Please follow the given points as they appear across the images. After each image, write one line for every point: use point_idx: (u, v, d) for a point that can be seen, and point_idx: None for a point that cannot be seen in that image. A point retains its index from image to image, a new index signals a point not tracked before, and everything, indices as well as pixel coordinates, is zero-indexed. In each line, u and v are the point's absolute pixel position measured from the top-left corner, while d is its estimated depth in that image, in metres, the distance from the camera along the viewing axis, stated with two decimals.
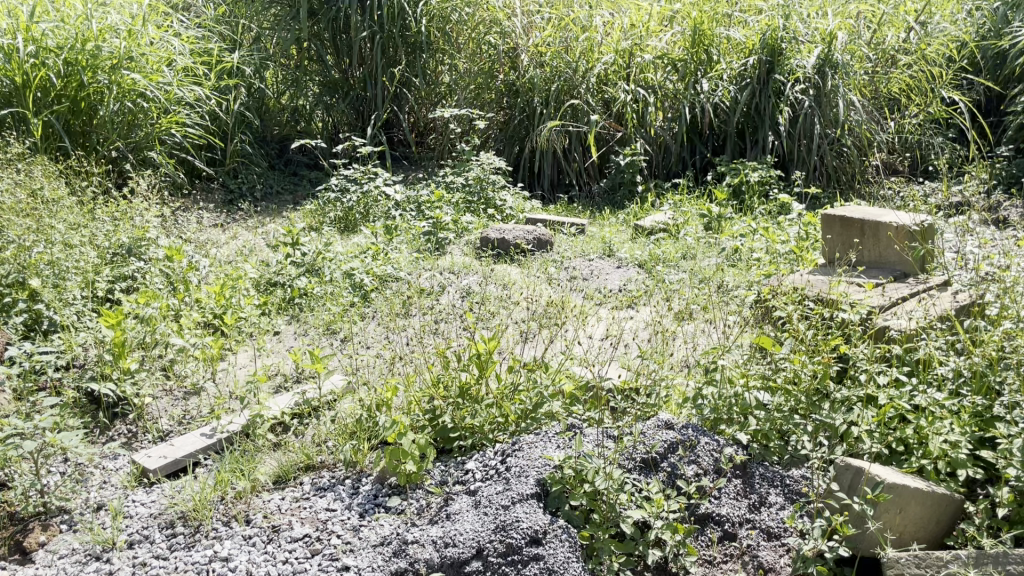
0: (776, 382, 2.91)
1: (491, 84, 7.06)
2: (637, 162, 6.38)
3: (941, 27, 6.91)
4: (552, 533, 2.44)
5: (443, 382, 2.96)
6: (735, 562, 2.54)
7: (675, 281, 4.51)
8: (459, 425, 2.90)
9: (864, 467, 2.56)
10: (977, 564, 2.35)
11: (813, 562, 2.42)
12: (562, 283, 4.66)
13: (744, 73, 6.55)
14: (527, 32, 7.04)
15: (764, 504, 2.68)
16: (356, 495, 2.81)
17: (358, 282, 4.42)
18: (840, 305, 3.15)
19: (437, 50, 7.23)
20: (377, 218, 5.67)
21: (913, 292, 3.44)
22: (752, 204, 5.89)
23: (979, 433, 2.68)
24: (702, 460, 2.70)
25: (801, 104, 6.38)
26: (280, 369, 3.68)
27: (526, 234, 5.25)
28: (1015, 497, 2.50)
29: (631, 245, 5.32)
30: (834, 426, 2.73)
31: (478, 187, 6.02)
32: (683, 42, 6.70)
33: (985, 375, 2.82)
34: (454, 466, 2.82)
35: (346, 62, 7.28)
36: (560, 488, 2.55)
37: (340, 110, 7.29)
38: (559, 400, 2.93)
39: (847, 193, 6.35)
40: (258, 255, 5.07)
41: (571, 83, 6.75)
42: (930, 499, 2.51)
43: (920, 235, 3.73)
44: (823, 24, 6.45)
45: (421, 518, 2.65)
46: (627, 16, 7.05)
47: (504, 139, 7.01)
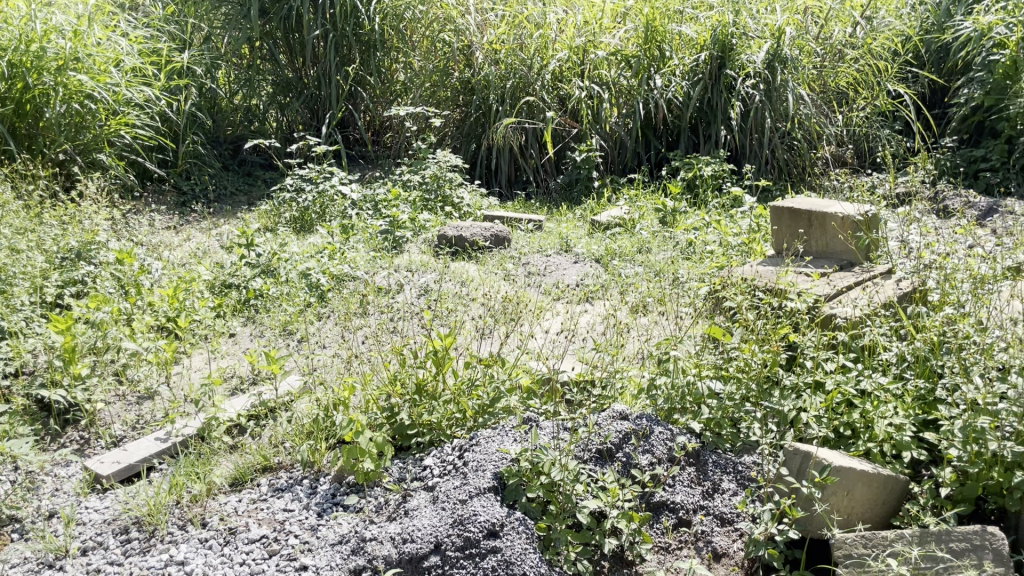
0: (728, 371, 2.98)
1: (446, 82, 7.06)
2: (593, 158, 6.44)
3: (886, 21, 7.07)
4: (509, 525, 2.45)
5: (400, 379, 2.98)
6: (689, 548, 2.59)
7: (630, 275, 4.58)
8: (417, 421, 2.92)
9: (811, 452, 2.64)
10: (921, 542, 2.43)
11: (764, 546, 2.49)
12: (519, 279, 4.72)
13: (696, 68, 6.62)
14: (482, 29, 7.10)
15: (717, 491, 2.73)
16: (314, 495, 2.81)
17: (315, 282, 4.40)
18: (788, 295, 3.23)
19: (391, 48, 7.20)
20: (332, 218, 5.64)
21: (858, 280, 3.52)
22: (706, 197, 5.97)
23: (922, 416, 2.78)
24: (656, 449, 2.74)
25: (751, 98, 6.50)
26: (236, 372, 3.66)
27: (484, 232, 5.25)
28: (957, 476, 2.60)
29: (587, 240, 5.36)
30: (783, 413, 2.83)
31: (434, 185, 6.00)
32: (636, 39, 6.80)
33: (927, 359, 2.91)
34: (413, 462, 2.84)
35: (299, 61, 7.24)
36: (516, 481, 2.57)
37: (294, 109, 7.26)
38: (516, 394, 2.95)
39: (798, 185, 6.46)
40: (212, 256, 5.02)
41: (526, 80, 6.78)
42: (876, 481, 2.59)
43: (864, 225, 3.78)
44: (772, 20, 6.56)
45: (379, 516, 2.66)
46: (581, 13, 7.09)
47: (461, 136, 7.01)
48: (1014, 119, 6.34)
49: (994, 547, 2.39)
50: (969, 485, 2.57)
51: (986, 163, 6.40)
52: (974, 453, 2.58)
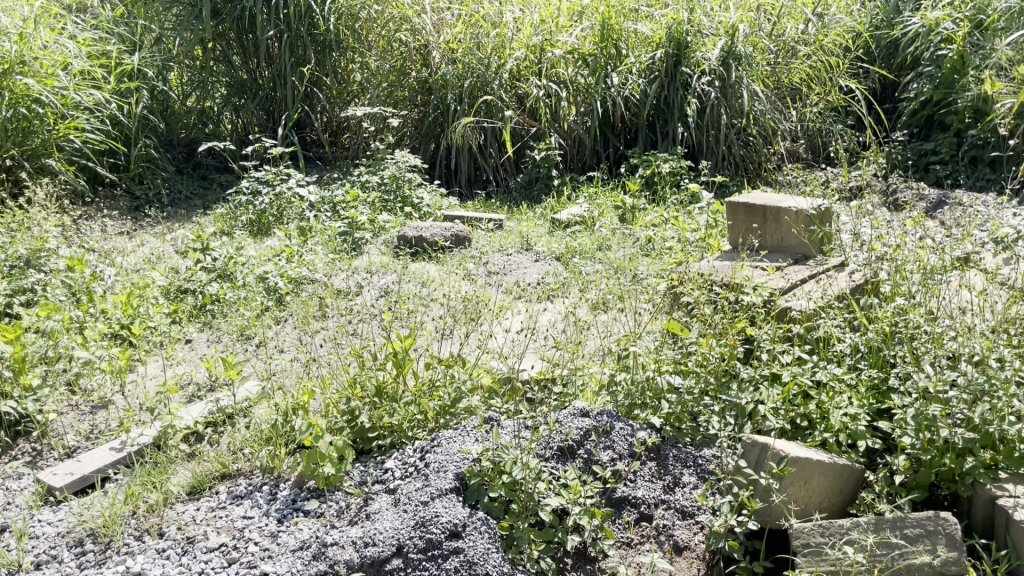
0: (687, 366, 3.01)
1: (403, 82, 7.02)
2: (552, 156, 6.47)
3: (837, 18, 7.17)
4: (471, 525, 2.44)
5: (360, 382, 2.97)
6: (651, 542, 2.62)
7: (591, 272, 4.60)
8: (377, 424, 2.89)
9: (769, 443, 2.67)
10: (876, 529, 2.47)
11: (724, 537, 2.52)
12: (480, 278, 4.72)
13: (652, 66, 6.67)
14: (438, 29, 7.08)
15: (678, 485, 2.76)
16: (273, 501, 2.77)
17: (272, 286, 4.33)
18: (744, 289, 3.29)
19: (347, 48, 7.15)
20: (290, 220, 5.58)
21: (812, 274, 3.57)
22: (664, 194, 6.01)
23: (876, 405, 2.83)
24: (617, 445, 2.77)
25: (707, 95, 6.55)
26: (192, 379, 3.61)
27: (444, 232, 5.24)
28: (910, 464, 2.65)
29: (547, 238, 5.37)
30: (740, 406, 2.88)
31: (393, 185, 5.96)
32: (592, 37, 6.82)
33: (880, 349, 2.96)
34: (373, 465, 2.81)
35: (253, 62, 7.15)
36: (478, 481, 2.57)
37: (249, 111, 7.17)
38: (478, 394, 2.95)
39: (754, 181, 6.54)
40: (167, 262, 4.95)
41: (484, 79, 6.77)
42: (832, 470, 2.63)
43: (817, 219, 3.87)
44: (725, 17, 6.63)
45: (340, 520, 2.64)
46: (537, 12, 7.09)
47: (420, 136, 6.97)
48: (962, 113, 6.49)
49: (948, 532, 2.43)
50: (923, 472, 2.63)
51: (935, 156, 6.54)
52: (927, 440, 2.63)
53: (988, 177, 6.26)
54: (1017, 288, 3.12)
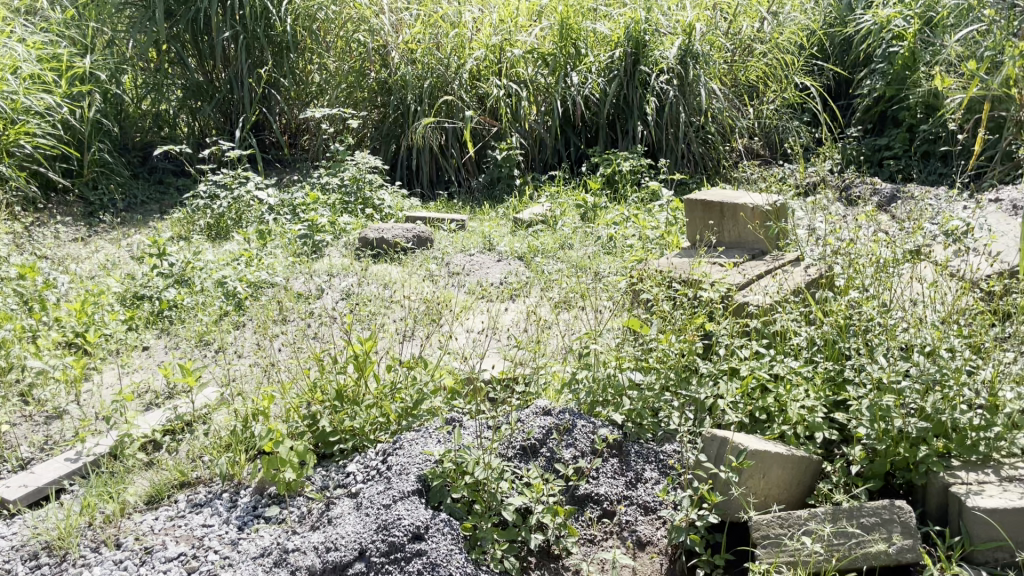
0: (649, 362, 3.02)
1: (362, 83, 6.98)
2: (513, 156, 6.45)
3: (791, 16, 7.27)
4: (434, 527, 2.44)
5: (320, 386, 2.94)
6: (614, 538, 2.65)
7: (553, 271, 4.60)
8: (338, 428, 2.87)
9: (728, 437, 2.70)
10: (833, 519, 2.52)
11: (686, 531, 2.56)
12: (443, 279, 4.71)
13: (611, 66, 6.72)
14: (397, 29, 7.03)
15: (640, 480, 2.78)
16: (234, 508, 2.74)
17: (231, 290, 4.28)
18: (702, 285, 3.33)
19: (305, 50, 7.11)
20: (249, 223, 5.52)
21: (769, 269, 3.61)
22: (626, 193, 6.05)
23: (832, 397, 2.87)
24: (579, 443, 2.79)
25: (666, 94, 6.62)
26: (150, 387, 3.55)
27: (406, 232, 5.22)
28: (866, 454, 2.70)
29: (510, 238, 5.38)
30: (699, 400, 2.91)
31: (354, 187, 5.89)
32: (552, 36, 6.82)
33: (836, 342, 3.00)
34: (335, 469, 2.80)
35: (209, 64, 7.07)
36: (440, 482, 2.56)
37: (206, 114, 7.08)
38: (440, 395, 2.95)
39: (713, 178, 6.60)
40: (123, 267, 4.87)
41: (444, 79, 6.76)
42: (790, 462, 2.67)
43: (773, 215, 3.93)
44: (682, 16, 6.71)
45: (302, 525, 2.62)
46: (496, 12, 7.08)
47: (380, 136, 6.91)
48: (914, 108, 6.61)
49: (903, 520, 2.48)
50: (878, 462, 2.68)
51: (889, 151, 6.66)
52: (881, 430, 2.68)
53: (940, 171, 6.39)
54: (967, 279, 3.19)
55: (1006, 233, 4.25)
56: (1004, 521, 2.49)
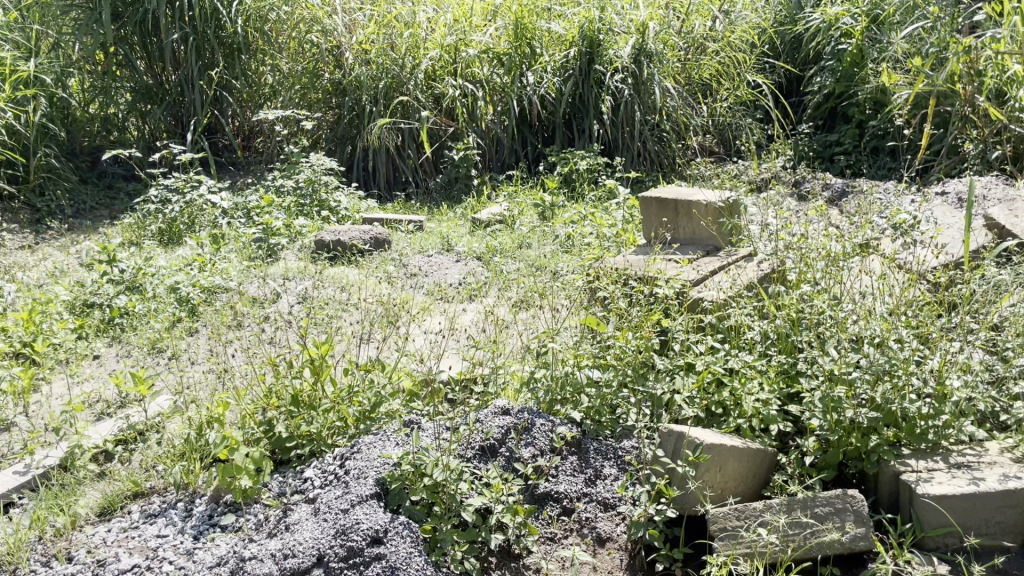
0: (606, 360, 3.04)
1: (316, 83, 6.88)
2: (470, 156, 6.48)
3: (742, 14, 7.37)
4: (393, 531, 2.41)
5: (275, 391, 2.89)
6: (574, 536, 2.66)
7: (512, 271, 4.60)
8: (295, 433, 2.84)
9: (685, 432, 2.73)
10: (788, 510, 2.55)
11: (644, 526, 2.60)
12: (402, 280, 4.69)
13: (566, 65, 6.75)
14: (350, 29, 6.98)
15: (599, 477, 2.79)
16: (189, 518, 2.70)
17: (184, 296, 4.21)
18: (657, 282, 3.36)
19: (256, 51, 7.04)
20: (202, 227, 5.45)
21: (723, 265, 3.66)
22: (583, 191, 6.07)
23: (786, 389, 2.92)
24: (538, 442, 2.80)
25: (621, 93, 6.68)
26: (101, 396, 3.48)
27: (362, 234, 5.17)
28: (819, 445, 2.76)
29: (468, 238, 5.37)
30: (657, 396, 2.93)
31: (309, 189, 5.84)
32: (507, 35, 6.82)
33: (788, 335, 3.05)
34: (293, 475, 2.77)
35: (159, 66, 6.97)
36: (399, 485, 2.55)
37: (156, 117, 6.96)
38: (399, 398, 2.93)
39: (669, 175, 6.66)
40: (72, 275, 4.77)
41: (399, 79, 6.72)
42: (745, 455, 2.71)
43: (726, 211, 3.98)
44: (636, 15, 6.77)
45: (259, 533, 2.59)
46: (450, 12, 7.07)
47: (336, 138, 6.83)
48: (863, 104, 6.74)
49: (855, 509, 2.53)
50: (831, 452, 2.73)
51: (839, 147, 6.79)
52: (834, 421, 2.73)
53: (889, 166, 6.50)
54: (913, 271, 3.26)
55: (951, 225, 4.35)
56: (952, 506, 2.56)
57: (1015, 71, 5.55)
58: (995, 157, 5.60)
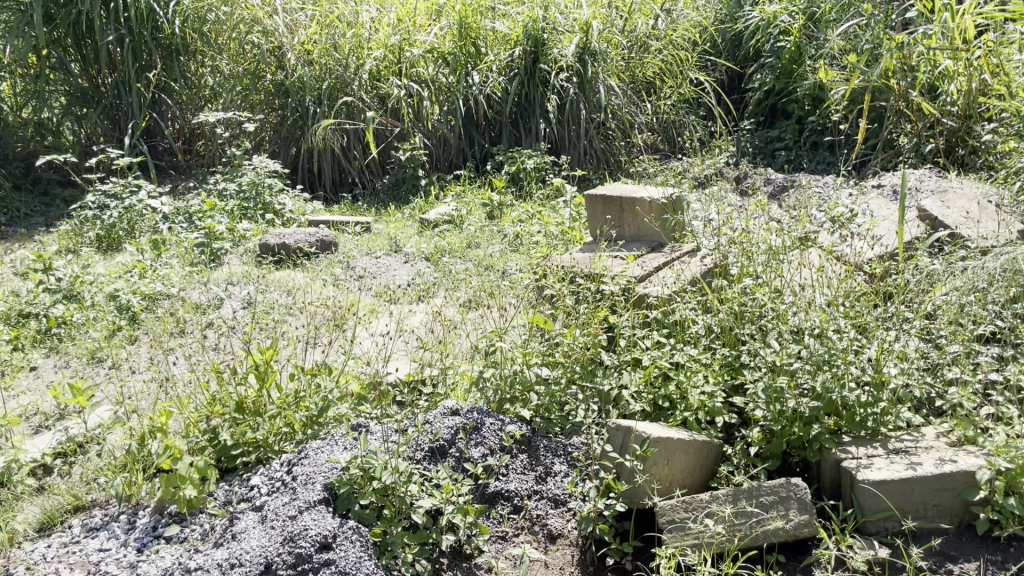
0: (555, 357, 3.05)
1: (258, 84, 6.79)
2: (417, 156, 6.42)
3: (684, 13, 7.50)
4: (342, 535, 2.39)
5: (219, 398, 2.85)
6: (525, 533, 2.68)
7: (461, 271, 4.59)
8: (240, 441, 2.79)
9: (632, 426, 2.75)
10: (734, 500, 2.60)
11: (593, 522, 2.63)
12: (350, 282, 4.65)
13: (511, 64, 6.75)
14: (292, 29, 6.90)
15: (549, 475, 2.82)
16: (132, 530, 2.65)
17: (124, 304, 4.11)
18: (603, 279, 3.39)
19: (196, 52, 6.92)
20: (143, 233, 5.32)
21: (667, 261, 3.72)
22: (530, 190, 6.09)
23: (731, 381, 2.97)
24: (488, 441, 2.80)
25: (566, 91, 6.72)
26: (39, 409, 3.39)
27: (308, 237, 5.11)
28: (764, 435, 2.82)
29: (416, 239, 5.34)
30: (605, 392, 2.95)
31: (253, 192, 5.73)
32: (451, 35, 6.81)
33: (732, 329, 3.10)
34: (239, 483, 2.73)
35: (94, 70, 6.84)
36: (348, 489, 2.52)
37: (92, 121, 6.81)
38: (347, 402, 2.89)
39: (615, 173, 6.72)
40: (6, 284, 4.63)
41: (343, 79, 6.65)
42: (692, 448, 2.75)
43: (669, 208, 4.03)
44: (579, 15, 6.81)
45: (205, 543, 2.55)
46: (393, 11, 7.04)
47: (279, 140, 6.74)
48: (802, 100, 6.86)
49: (799, 497, 2.58)
50: (775, 442, 2.79)
51: (780, 142, 6.92)
52: (777, 411, 2.79)
53: (828, 160, 6.62)
54: (851, 263, 3.34)
55: (887, 218, 4.47)
56: (891, 492, 2.62)
57: (946, 66, 5.71)
58: (928, 151, 5.75)
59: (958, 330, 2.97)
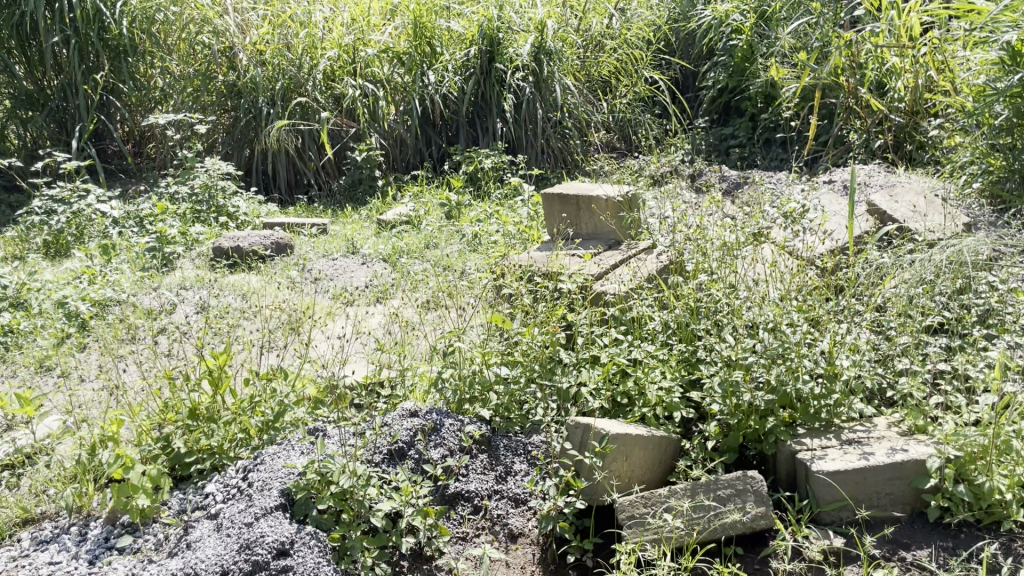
0: (514, 356, 3.04)
1: (210, 86, 6.69)
2: (374, 156, 6.35)
3: (637, 12, 7.55)
4: (300, 541, 2.36)
5: (172, 405, 2.79)
6: (486, 533, 2.70)
7: (419, 271, 4.56)
8: (194, 448, 2.74)
9: (591, 424, 2.74)
10: (692, 494, 2.62)
11: (554, 519, 2.64)
12: (306, 284, 4.58)
13: (467, 63, 6.74)
14: (243, 29, 6.80)
15: (510, 474, 2.83)
16: (83, 542, 2.59)
17: (73, 311, 4.01)
18: (561, 277, 3.39)
19: (145, 53, 6.78)
20: (92, 238, 5.21)
21: (624, 258, 3.74)
22: (488, 189, 6.09)
23: (688, 376, 3.00)
24: (448, 441, 2.79)
25: (522, 90, 6.71)
26: None
27: (263, 240, 5.04)
28: (720, 429, 2.85)
29: (373, 240, 5.30)
30: (564, 390, 2.95)
31: (205, 195, 5.64)
32: (406, 34, 6.77)
33: (687, 324, 3.12)
34: (193, 491, 2.68)
35: (40, 72, 6.72)
36: (305, 494, 2.48)
37: (38, 124, 6.70)
38: (304, 406, 2.85)
39: (572, 172, 6.74)
40: None
41: (297, 79, 6.58)
42: (651, 443, 2.77)
43: (626, 205, 4.05)
44: (534, 14, 6.81)
45: (159, 553, 2.51)
46: (347, 11, 6.98)
47: (232, 142, 6.66)
48: (755, 98, 6.96)
49: (755, 490, 2.61)
50: (732, 435, 2.83)
51: (734, 139, 7.01)
52: (733, 405, 2.83)
53: (781, 157, 6.72)
54: (803, 257, 3.38)
55: (837, 213, 4.55)
56: (844, 482, 2.67)
57: (893, 63, 5.81)
58: (878, 146, 5.87)
59: (907, 321, 3.04)
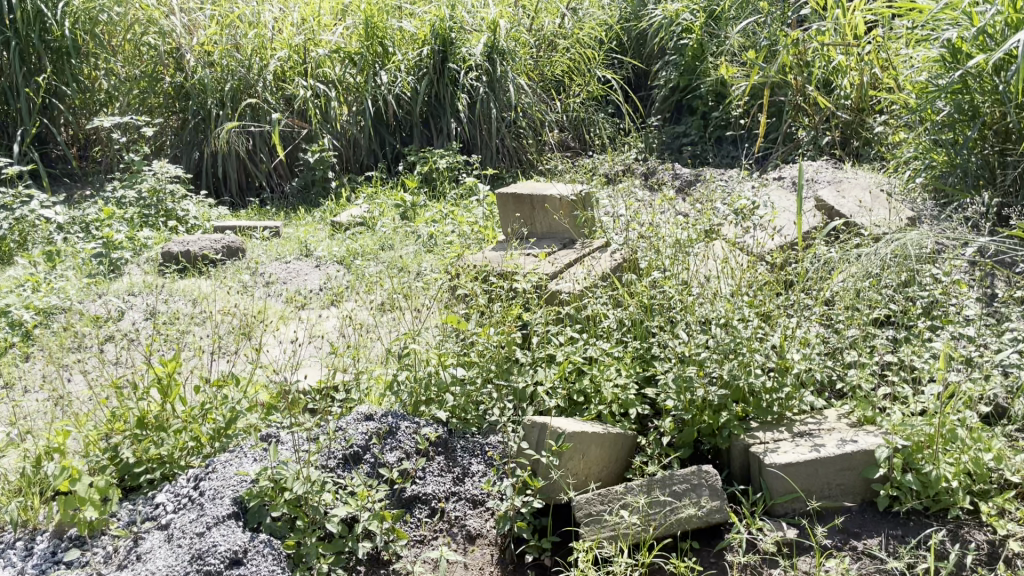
0: (470, 356, 3.02)
1: (156, 87, 6.59)
2: (327, 158, 6.29)
3: (589, 12, 7.58)
4: (253, 550, 2.33)
5: (119, 414, 2.70)
6: (444, 536, 2.70)
7: (374, 273, 4.52)
8: (143, 458, 2.68)
9: (547, 423, 2.76)
10: (648, 490, 2.64)
11: (512, 520, 2.63)
12: (259, 289, 4.51)
13: (419, 63, 6.72)
14: (190, 30, 6.69)
15: (467, 475, 2.82)
16: (29, 557, 2.52)
17: (16, 320, 3.89)
18: (515, 276, 3.40)
19: (88, 55, 6.61)
20: (35, 244, 5.07)
21: (578, 256, 3.76)
22: (443, 189, 6.06)
23: (642, 372, 3.02)
24: (404, 445, 2.77)
25: (476, 90, 6.70)
26: None
27: (213, 244, 4.97)
28: (676, 425, 2.87)
29: (327, 242, 5.25)
30: (521, 390, 2.93)
31: (153, 199, 5.53)
32: (357, 35, 6.70)
33: (642, 322, 3.15)
34: (143, 502, 2.62)
35: None
36: (258, 502, 2.45)
37: None
38: (256, 413, 2.83)
39: (527, 171, 6.74)
40: None
41: (246, 81, 6.47)
42: (606, 441, 2.78)
43: (578, 204, 4.08)
44: (486, 13, 6.80)
45: (108, 566, 2.46)
46: (296, 11, 6.91)
47: (181, 144, 6.56)
48: (706, 97, 7.05)
49: (710, 483, 2.63)
50: (686, 431, 2.85)
51: (686, 138, 7.08)
52: (687, 401, 2.85)
53: (732, 154, 6.82)
54: (754, 253, 3.43)
55: (787, 209, 4.63)
56: (797, 474, 2.71)
57: (839, 61, 5.92)
58: (826, 142, 6.01)
59: (855, 315, 3.10)
